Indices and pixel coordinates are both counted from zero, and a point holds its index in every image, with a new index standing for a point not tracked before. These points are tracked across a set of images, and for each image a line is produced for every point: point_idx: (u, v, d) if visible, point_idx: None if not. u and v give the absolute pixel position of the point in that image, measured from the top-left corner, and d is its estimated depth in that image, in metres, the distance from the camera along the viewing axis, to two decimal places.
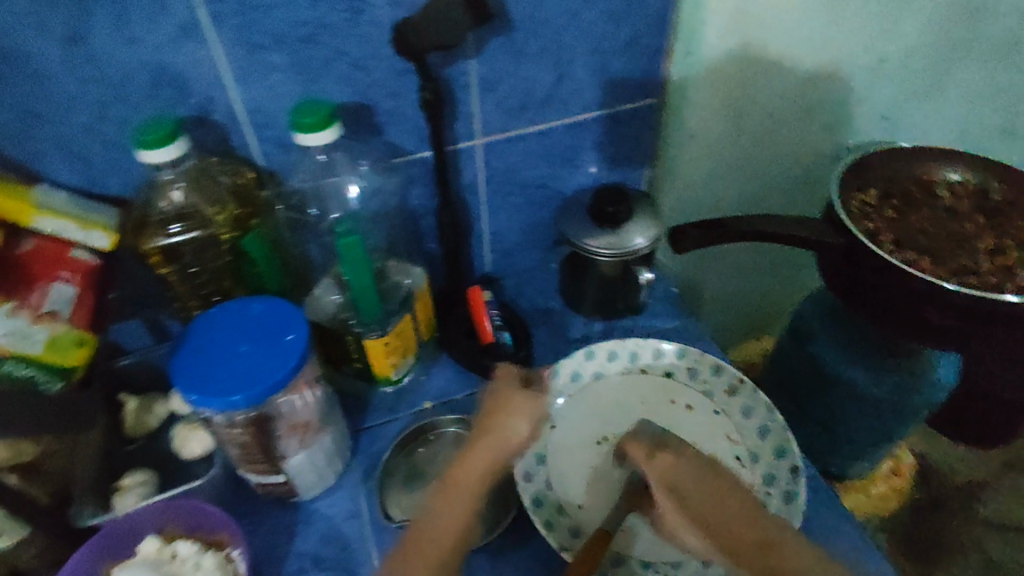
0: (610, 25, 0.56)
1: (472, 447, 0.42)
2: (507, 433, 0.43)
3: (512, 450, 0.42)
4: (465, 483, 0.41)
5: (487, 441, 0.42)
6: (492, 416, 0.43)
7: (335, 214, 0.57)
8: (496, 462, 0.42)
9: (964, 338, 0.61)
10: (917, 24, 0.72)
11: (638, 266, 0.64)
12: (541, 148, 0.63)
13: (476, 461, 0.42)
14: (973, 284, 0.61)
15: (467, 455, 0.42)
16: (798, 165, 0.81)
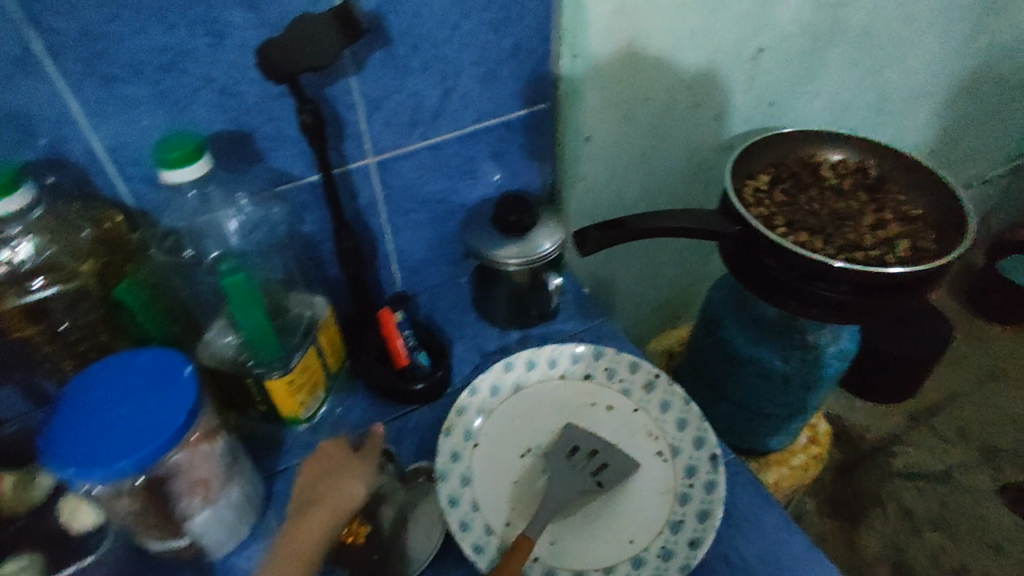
0: (493, 33, 0.55)
1: (311, 509, 0.47)
2: (343, 495, 0.48)
3: (346, 512, 0.47)
4: (305, 544, 0.46)
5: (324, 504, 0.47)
6: (327, 477, 0.49)
7: (214, 252, 0.53)
8: (333, 523, 0.47)
9: (859, 313, 0.64)
10: (787, 15, 0.75)
11: (550, 271, 0.64)
12: (438, 161, 0.62)
13: (315, 519, 0.47)
14: (861, 259, 0.63)
15: (305, 519, 0.47)
16: (694, 156, 0.84)
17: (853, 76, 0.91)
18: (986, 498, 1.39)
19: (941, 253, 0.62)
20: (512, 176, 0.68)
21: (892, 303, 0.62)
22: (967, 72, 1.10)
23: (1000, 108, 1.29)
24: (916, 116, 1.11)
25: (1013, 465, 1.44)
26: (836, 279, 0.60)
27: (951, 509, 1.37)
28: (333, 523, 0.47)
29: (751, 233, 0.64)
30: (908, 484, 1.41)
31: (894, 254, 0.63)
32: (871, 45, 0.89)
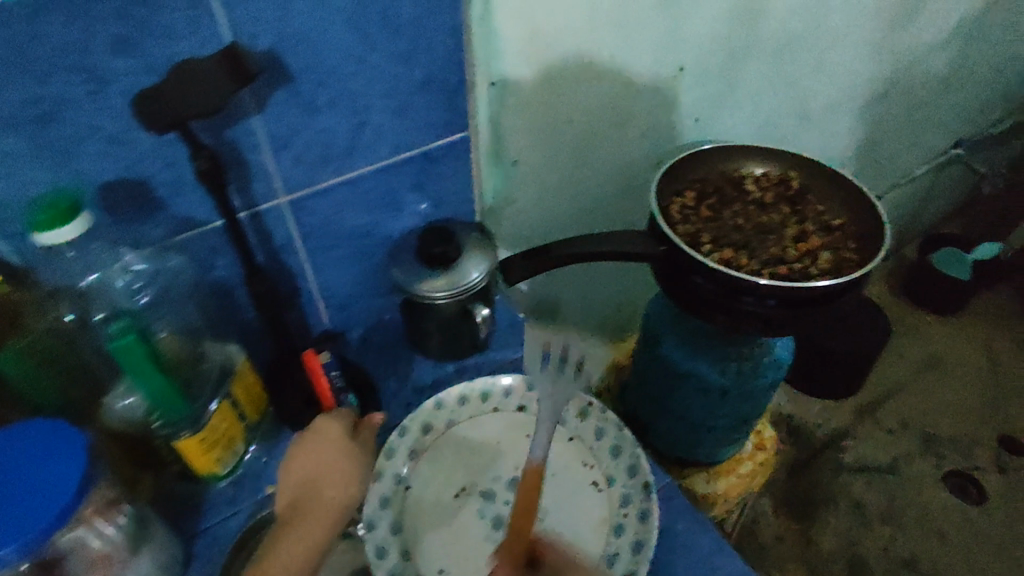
0: (404, 65, 0.54)
1: (309, 516, 0.49)
2: (337, 502, 0.51)
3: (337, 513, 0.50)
4: (304, 544, 0.48)
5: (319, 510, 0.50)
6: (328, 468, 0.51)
7: (101, 313, 0.50)
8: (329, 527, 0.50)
9: (788, 326, 0.64)
10: (703, 33, 0.77)
11: (479, 301, 0.63)
12: (357, 195, 0.60)
13: (314, 526, 0.49)
14: (784, 272, 0.64)
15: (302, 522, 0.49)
16: (624, 174, 0.84)
17: (774, 88, 0.94)
18: (930, 486, 1.44)
19: (860, 263, 0.64)
20: (437, 205, 0.66)
21: (818, 315, 0.63)
22: (883, 78, 1.14)
23: (918, 109, 1.35)
24: (838, 121, 1.15)
25: (953, 451, 1.50)
26: (762, 295, 0.61)
27: (899, 499, 1.41)
28: (328, 531, 0.49)
29: (677, 252, 0.64)
30: (856, 477, 1.45)
31: (816, 266, 0.64)
32: (788, 56, 0.91)
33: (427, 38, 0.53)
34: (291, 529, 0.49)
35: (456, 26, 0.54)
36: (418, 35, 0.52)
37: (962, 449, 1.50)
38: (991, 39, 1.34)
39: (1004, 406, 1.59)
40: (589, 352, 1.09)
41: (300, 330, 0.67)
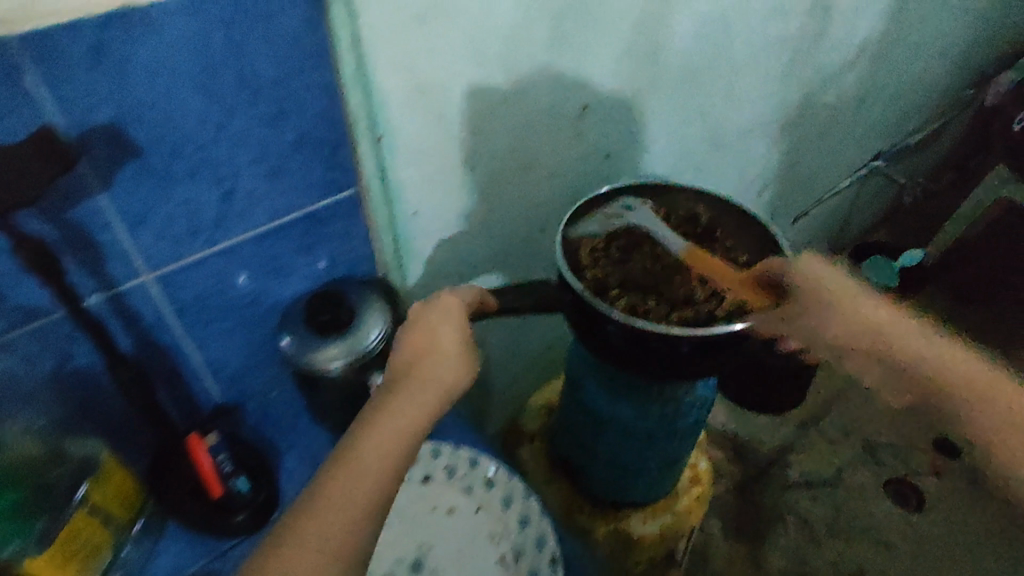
0: (271, 128, 0.50)
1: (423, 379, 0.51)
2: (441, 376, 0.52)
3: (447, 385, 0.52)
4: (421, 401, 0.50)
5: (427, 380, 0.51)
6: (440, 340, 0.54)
7: None
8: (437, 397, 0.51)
9: (702, 369, 0.63)
10: (604, 70, 0.75)
11: (376, 368, 0.60)
12: (236, 263, 0.56)
13: (429, 385, 0.51)
14: (691, 315, 0.63)
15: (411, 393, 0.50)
16: (536, 213, 0.83)
17: (684, 116, 0.94)
18: (874, 494, 1.46)
19: (767, 300, 0.64)
20: (330, 265, 0.63)
21: (728, 356, 0.63)
22: (796, 99, 1.16)
23: (833, 126, 1.38)
24: (755, 143, 1.16)
25: (893, 458, 1.52)
26: (670, 344, 0.59)
27: (844, 511, 1.42)
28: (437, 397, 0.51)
29: (581, 301, 0.62)
30: (803, 492, 1.45)
31: (722, 307, 0.63)
32: (696, 85, 0.91)
33: (295, 98, 0.50)
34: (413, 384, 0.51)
35: (327, 84, 0.51)
36: (283, 96, 0.49)
37: (901, 455, 1.53)
38: (899, 55, 1.38)
39: None
40: (523, 392, 1.08)
41: (188, 406, 0.62)
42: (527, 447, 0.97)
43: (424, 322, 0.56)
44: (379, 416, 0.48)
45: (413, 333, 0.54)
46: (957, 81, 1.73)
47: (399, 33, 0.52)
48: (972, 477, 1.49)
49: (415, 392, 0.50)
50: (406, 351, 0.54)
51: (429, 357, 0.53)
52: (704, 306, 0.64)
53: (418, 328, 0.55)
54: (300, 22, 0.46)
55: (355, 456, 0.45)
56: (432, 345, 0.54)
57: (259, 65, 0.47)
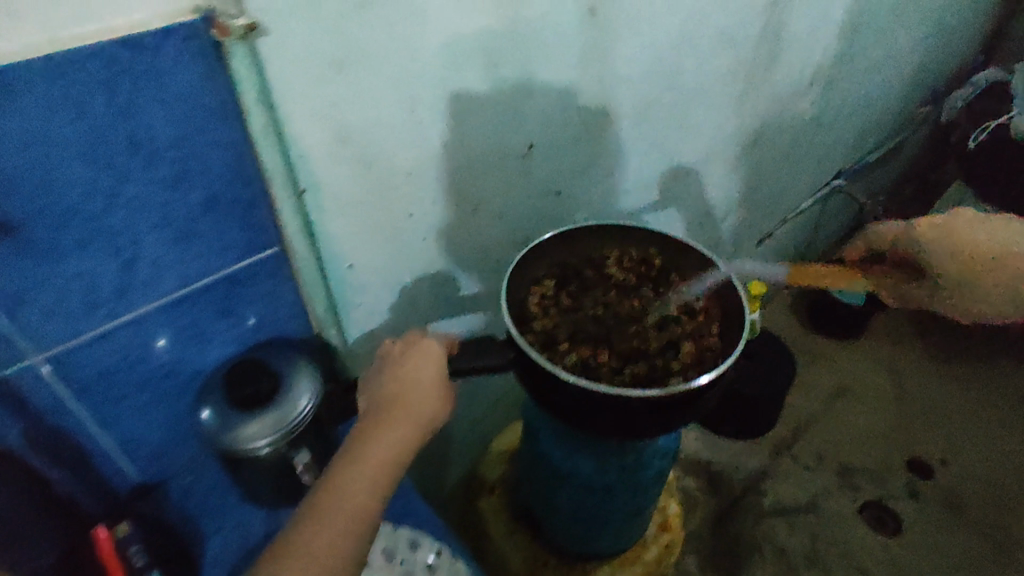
0: (174, 192, 0.46)
1: (399, 413, 0.53)
2: (419, 415, 0.53)
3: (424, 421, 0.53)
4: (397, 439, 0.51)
5: (402, 416, 0.53)
6: (414, 377, 0.55)
7: None
8: (414, 433, 0.52)
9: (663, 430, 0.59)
10: (551, 107, 0.72)
11: (302, 447, 0.55)
12: (144, 335, 0.51)
13: (405, 424, 0.52)
14: (645, 369, 0.60)
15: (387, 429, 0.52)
16: (487, 258, 0.79)
17: (639, 149, 0.91)
18: (849, 520, 1.43)
19: (722, 353, 0.61)
20: (255, 329, 0.58)
21: (689, 416, 0.59)
22: (752, 125, 1.15)
23: (793, 148, 1.37)
24: (713, 172, 1.14)
25: (867, 481, 1.50)
26: (625, 407, 0.55)
27: (821, 540, 1.39)
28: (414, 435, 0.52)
29: (526, 359, 0.58)
30: (779, 521, 1.42)
31: (678, 360, 0.61)
32: (650, 117, 0.89)
33: (200, 158, 0.45)
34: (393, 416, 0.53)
35: (237, 141, 0.47)
36: (186, 157, 0.45)
37: (876, 477, 1.51)
38: (853, 78, 1.38)
39: (910, 427, 1.61)
40: (485, 436, 1.04)
41: (101, 490, 0.57)
42: (488, 498, 0.92)
43: (406, 357, 0.57)
44: (364, 444, 0.50)
45: (392, 374, 0.55)
46: (910, 100, 1.75)
47: (315, 83, 0.49)
48: (947, 497, 1.47)
49: (395, 429, 0.52)
50: (389, 386, 0.55)
51: (411, 392, 0.54)
52: (658, 359, 0.62)
53: (397, 366, 0.56)
54: (197, 78, 0.42)
55: (344, 478, 0.48)
56: (414, 380, 0.55)
57: (153, 125, 0.42)
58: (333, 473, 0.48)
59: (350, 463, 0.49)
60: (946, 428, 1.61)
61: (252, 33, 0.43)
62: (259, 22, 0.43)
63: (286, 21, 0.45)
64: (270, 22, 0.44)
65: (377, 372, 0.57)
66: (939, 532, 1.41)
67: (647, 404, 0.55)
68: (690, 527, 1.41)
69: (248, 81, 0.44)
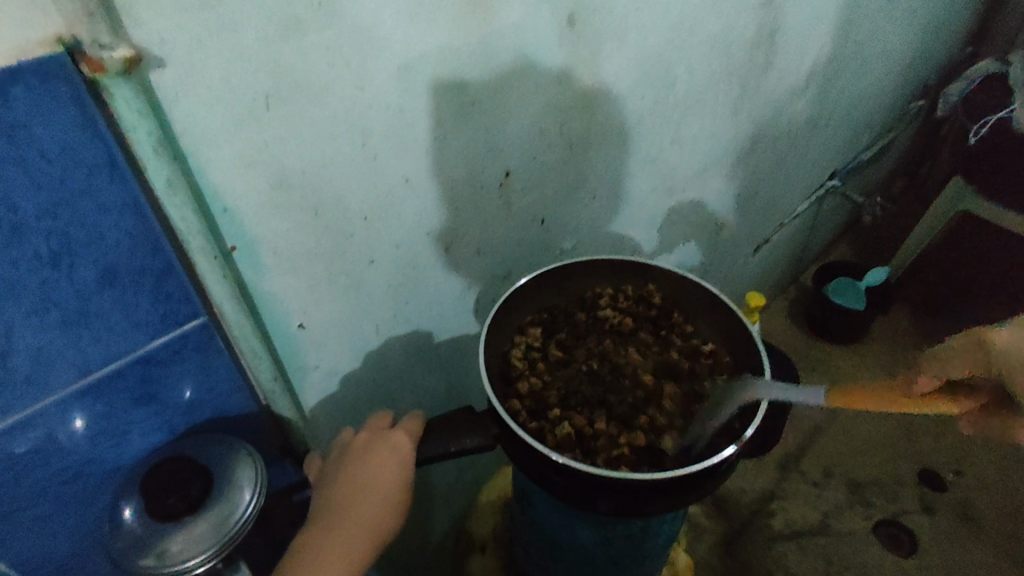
0: (55, 270, 0.37)
1: (349, 523, 0.46)
2: (376, 522, 0.47)
3: (379, 530, 0.47)
4: (345, 553, 0.45)
5: (355, 528, 0.46)
6: (376, 475, 0.48)
7: None
8: (368, 547, 0.46)
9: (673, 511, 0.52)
10: (531, 128, 0.63)
11: (240, 561, 0.45)
12: (36, 441, 0.42)
13: (354, 537, 0.46)
14: (650, 439, 0.53)
15: (335, 543, 0.45)
16: (465, 299, 0.69)
17: (629, 167, 0.82)
18: (863, 541, 1.28)
19: None
20: (186, 411, 0.49)
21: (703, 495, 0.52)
22: (747, 132, 1.06)
23: (789, 151, 1.29)
24: (708, 182, 1.05)
25: (879, 496, 1.36)
26: (629, 491, 0.48)
27: (836, 564, 1.24)
28: (367, 550, 0.46)
29: (511, 434, 0.49)
30: (791, 545, 1.27)
31: (687, 427, 0.53)
32: (642, 132, 0.80)
33: (84, 226, 0.37)
34: (343, 526, 0.46)
35: (135, 201, 0.38)
36: (65, 227, 0.36)
37: (887, 491, 1.37)
38: (848, 74, 1.30)
39: (918, 435, 1.49)
40: (473, 483, 0.94)
41: None
42: (476, 558, 0.82)
43: (366, 452, 0.50)
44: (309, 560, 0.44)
45: (352, 469, 0.49)
46: (903, 95, 1.67)
47: (238, 124, 0.40)
48: (963, 509, 1.34)
49: (341, 541, 0.45)
50: (344, 484, 0.48)
51: (364, 496, 0.48)
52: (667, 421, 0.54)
53: (359, 460, 0.50)
54: (68, 129, 0.34)
55: None
56: (377, 478, 0.48)
57: (11, 192, 0.33)
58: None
59: None
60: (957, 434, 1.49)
61: (136, 66, 0.34)
62: (147, 50, 0.34)
63: (192, 49, 0.36)
64: (165, 50, 0.35)
65: (332, 469, 0.50)
66: (960, 548, 1.27)
67: (660, 485, 0.48)
68: (697, 557, 1.26)
69: (142, 126, 0.36)
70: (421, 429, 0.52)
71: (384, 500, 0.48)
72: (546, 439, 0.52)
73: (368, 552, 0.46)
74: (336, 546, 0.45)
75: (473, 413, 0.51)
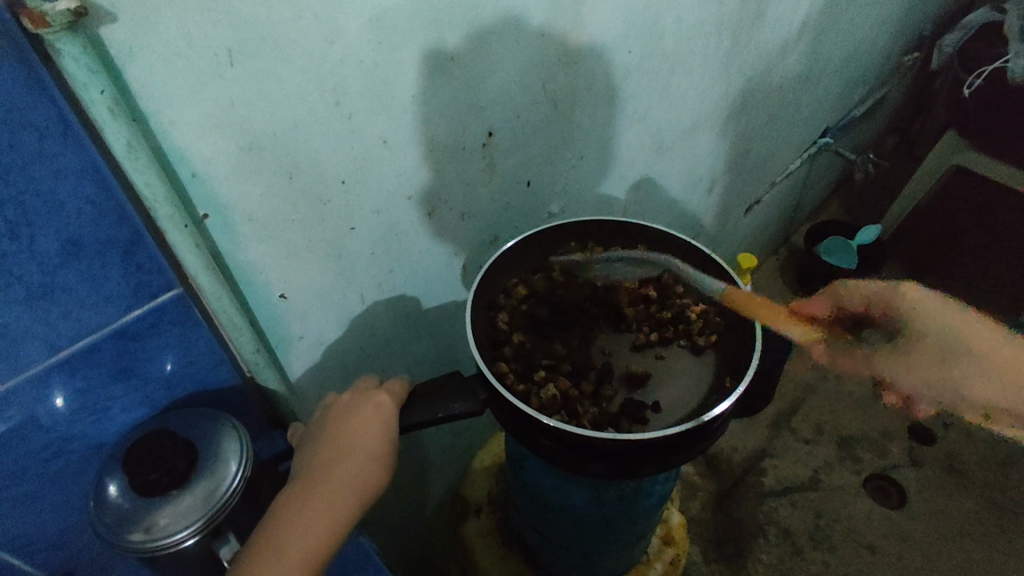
0: (14, 241, 0.36)
1: (335, 485, 0.45)
2: (363, 488, 0.46)
3: (366, 495, 0.46)
4: (330, 516, 0.44)
5: (341, 490, 0.45)
6: (361, 437, 0.47)
7: None
8: (355, 512, 0.45)
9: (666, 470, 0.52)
10: (513, 86, 0.61)
11: (229, 534, 0.44)
12: (14, 419, 0.42)
13: (340, 498, 0.45)
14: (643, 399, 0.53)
15: (320, 503, 0.44)
16: (451, 265, 0.68)
17: (616, 125, 0.80)
18: (852, 495, 1.30)
19: (725, 371, 0.54)
20: (168, 385, 0.48)
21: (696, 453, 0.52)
22: (739, 88, 1.04)
23: (781, 108, 1.26)
24: (698, 141, 1.03)
25: (868, 450, 1.37)
26: (621, 450, 0.48)
27: (825, 518, 1.26)
28: (353, 514, 0.45)
29: (498, 399, 0.49)
30: (780, 501, 1.29)
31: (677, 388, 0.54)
32: (630, 87, 0.77)
33: (41, 195, 0.36)
34: (327, 487, 0.45)
35: (94, 165, 0.37)
36: (19, 195, 0.35)
37: (876, 446, 1.38)
38: (840, 27, 1.27)
39: None
40: (468, 449, 0.95)
41: None
42: (472, 522, 0.83)
43: (349, 414, 0.48)
44: (294, 521, 0.43)
45: (335, 429, 0.48)
46: (896, 48, 1.64)
47: (201, 82, 0.38)
48: (949, 462, 1.36)
49: (323, 504, 0.44)
50: (328, 444, 0.47)
51: (348, 460, 0.46)
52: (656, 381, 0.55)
53: (343, 421, 0.48)
54: (12, 90, 0.32)
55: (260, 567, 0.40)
56: (361, 441, 0.47)
57: None
58: (244, 570, 0.40)
59: (271, 546, 0.41)
60: None
61: (84, 19, 0.32)
62: (95, 2, 0.32)
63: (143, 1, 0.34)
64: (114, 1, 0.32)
65: (314, 432, 0.49)
66: (946, 499, 1.30)
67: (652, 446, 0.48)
68: (690, 514, 1.28)
69: (95, 85, 0.34)
70: (407, 394, 0.51)
71: (370, 466, 0.47)
72: (532, 402, 0.51)
73: (356, 517, 0.46)
74: (321, 507, 0.44)
75: (463, 378, 0.50)
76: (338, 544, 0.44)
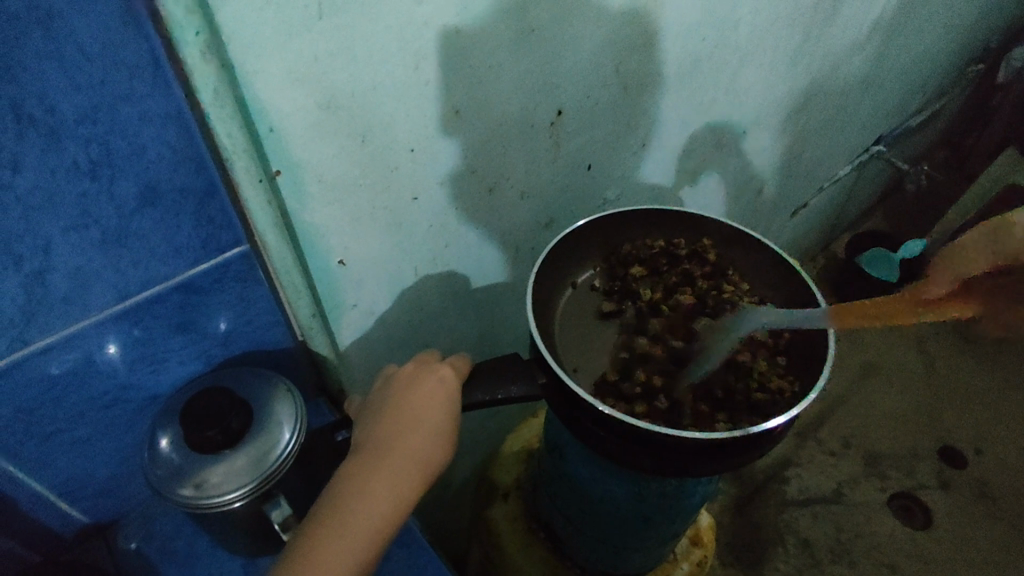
0: (94, 181, 0.36)
1: (395, 459, 0.44)
2: (425, 463, 0.45)
3: (428, 472, 0.45)
4: (392, 491, 0.43)
5: (403, 462, 0.44)
6: (423, 412, 0.46)
7: None
8: (416, 487, 0.44)
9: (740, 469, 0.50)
10: (588, 64, 0.59)
11: (280, 498, 0.44)
12: (72, 361, 0.42)
13: (403, 473, 0.43)
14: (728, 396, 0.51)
15: (380, 476, 0.43)
16: (505, 246, 0.67)
17: (680, 113, 0.77)
18: (876, 512, 1.27)
19: (795, 374, 0.53)
20: (224, 341, 0.49)
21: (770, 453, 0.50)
22: (801, 86, 0.99)
23: (840, 110, 1.21)
24: (754, 137, 0.99)
25: (898, 469, 1.34)
26: (690, 450, 0.46)
27: (846, 533, 1.23)
28: (415, 488, 0.44)
29: (558, 383, 0.48)
30: (802, 511, 1.26)
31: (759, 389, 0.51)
32: (700, 73, 0.74)
33: (126, 136, 0.36)
34: (386, 460, 0.44)
35: (178, 111, 0.36)
36: (105, 134, 0.35)
37: (905, 465, 1.34)
38: (909, 30, 1.21)
39: (946, 411, 1.44)
40: (497, 432, 0.94)
41: (43, 529, 0.49)
42: (499, 504, 0.82)
43: (409, 388, 0.47)
44: (355, 494, 0.42)
45: (397, 402, 0.47)
46: (961, 57, 1.56)
47: (288, 33, 0.36)
48: (979, 487, 1.32)
49: (384, 477, 0.43)
50: (389, 418, 0.46)
51: (411, 431, 0.45)
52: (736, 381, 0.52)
53: (404, 396, 0.47)
54: (111, 29, 0.32)
55: (321, 538, 0.40)
56: (423, 416, 0.46)
57: (49, 93, 0.32)
58: (309, 537, 0.40)
59: (333, 519, 0.40)
60: (985, 412, 1.44)
61: None
62: None
63: None
64: None
65: (374, 403, 0.48)
66: (974, 525, 1.26)
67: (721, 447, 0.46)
68: None
69: (191, 27, 0.33)
70: (467, 371, 0.49)
71: (429, 443, 0.45)
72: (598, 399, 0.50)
73: (416, 493, 0.44)
74: (382, 481, 0.43)
75: (523, 363, 0.49)
76: (398, 519, 0.43)
